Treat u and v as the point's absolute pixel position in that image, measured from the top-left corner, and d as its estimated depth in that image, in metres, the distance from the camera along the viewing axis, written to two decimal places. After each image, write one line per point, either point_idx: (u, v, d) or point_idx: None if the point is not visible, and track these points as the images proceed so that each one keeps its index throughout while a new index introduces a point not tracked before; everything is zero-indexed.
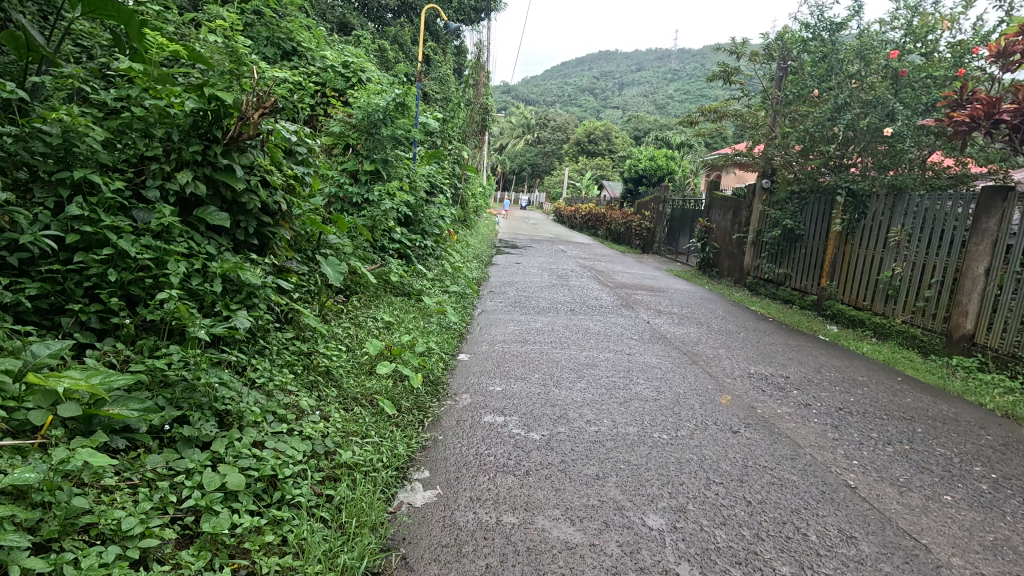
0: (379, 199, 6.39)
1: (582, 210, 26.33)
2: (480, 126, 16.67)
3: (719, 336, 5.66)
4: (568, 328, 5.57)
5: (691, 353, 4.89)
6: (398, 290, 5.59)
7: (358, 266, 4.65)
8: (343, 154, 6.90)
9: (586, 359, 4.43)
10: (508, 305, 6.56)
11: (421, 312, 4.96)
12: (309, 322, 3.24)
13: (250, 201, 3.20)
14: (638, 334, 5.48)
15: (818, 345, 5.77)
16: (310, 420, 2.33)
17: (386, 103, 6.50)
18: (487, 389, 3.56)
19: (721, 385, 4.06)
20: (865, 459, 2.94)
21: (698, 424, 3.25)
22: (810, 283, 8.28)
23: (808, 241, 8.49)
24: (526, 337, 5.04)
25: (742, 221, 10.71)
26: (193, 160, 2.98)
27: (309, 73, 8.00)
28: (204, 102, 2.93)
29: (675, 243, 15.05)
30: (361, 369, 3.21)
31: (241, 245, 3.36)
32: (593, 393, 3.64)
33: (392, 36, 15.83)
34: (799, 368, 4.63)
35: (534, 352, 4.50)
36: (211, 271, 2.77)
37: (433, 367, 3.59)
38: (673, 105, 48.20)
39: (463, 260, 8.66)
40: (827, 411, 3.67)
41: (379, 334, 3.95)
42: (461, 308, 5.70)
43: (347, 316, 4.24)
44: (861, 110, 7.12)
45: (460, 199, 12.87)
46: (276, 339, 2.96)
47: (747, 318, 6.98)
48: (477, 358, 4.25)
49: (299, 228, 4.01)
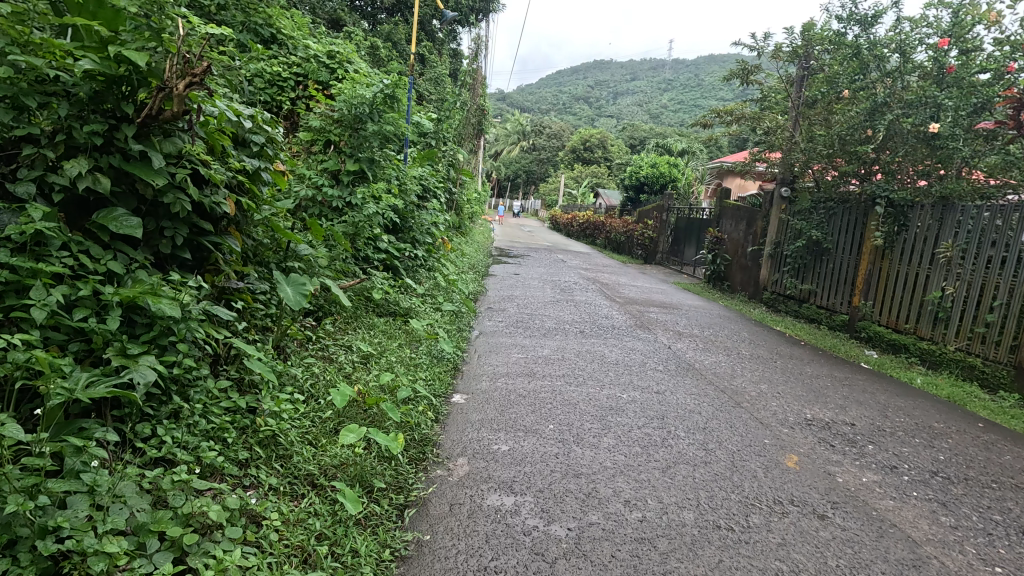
0: (363, 203, 5.60)
1: (579, 218, 25.61)
2: (475, 130, 15.93)
3: (754, 367, 4.88)
4: (580, 356, 4.77)
5: (729, 390, 4.11)
6: (380, 310, 4.79)
7: (331, 285, 3.84)
8: (323, 152, 6.11)
9: (609, 400, 3.63)
10: (509, 326, 5.75)
11: (407, 339, 4.15)
12: (254, 367, 2.42)
13: (175, 204, 2.38)
14: (663, 364, 4.69)
15: (866, 377, 5.02)
16: (224, 542, 1.51)
17: (371, 95, 5.77)
18: (491, 450, 2.75)
19: (779, 439, 3.26)
20: (1010, 564, 2.15)
21: (771, 503, 2.46)
22: (840, 301, 7.52)
23: (837, 254, 7.74)
24: (533, 368, 4.24)
25: (758, 232, 9.95)
26: (91, 145, 2.18)
27: (289, 63, 7.23)
28: (107, 65, 2.13)
29: (680, 254, 14.32)
30: (322, 431, 2.39)
31: (166, 262, 2.54)
32: (627, 454, 2.84)
33: (385, 35, 15.07)
34: (862, 413, 3.85)
35: (545, 391, 3.71)
36: (105, 300, 1.97)
37: (419, 422, 2.77)
38: (670, 114, 47.92)
39: (458, 272, 7.87)
40: (922, 478, 2.88)
41: (353, 373, 3.15)
42: (456, 331, 4.88)
43: (313, 349, 3.43)
44: (902, 112, 6.53)
45: (454, 205, 12.16)
46: (200, 394, 2.14)
47: (776, 342, 6.25)
48: (475, 400, 3.43)
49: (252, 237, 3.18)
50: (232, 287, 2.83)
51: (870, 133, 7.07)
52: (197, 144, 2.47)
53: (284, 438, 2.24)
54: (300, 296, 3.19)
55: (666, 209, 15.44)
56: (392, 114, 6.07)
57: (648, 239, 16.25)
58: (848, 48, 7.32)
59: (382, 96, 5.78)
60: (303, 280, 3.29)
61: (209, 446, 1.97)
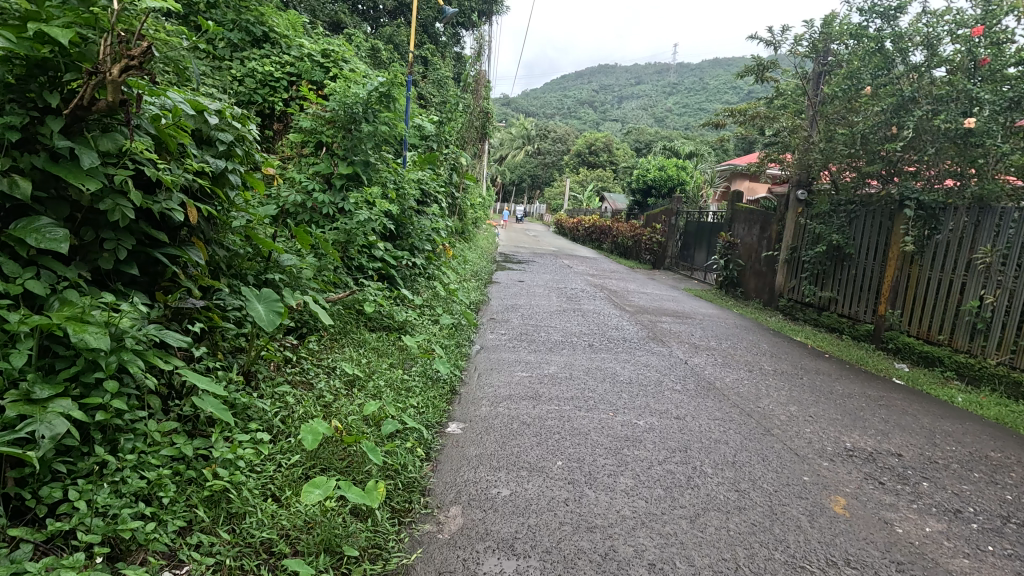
0: (355, 209, 5.23)
1: (585, 222, 25.20)
2: (479, 133, 15.60)
3: (781, 386, 4.46)
4: (590, 373, 4.37)
5: (757, 414, 3.69)
6: (372, 324, 4.42)
7: (309, 300, 3.46)
8: (315, 154, 5.78)
9: (624, 429, 3.23)
10: (513, 339, 5.36)
11: (400, 358, 3.78)
12: (206, 404, 2.03)
13: (114, 212, 2.02)
14: (681, 384, 4.28)
15: (903, 394, 4.60)
16: None
17: (366, 93, 5.46)
18: (488, 495, 2.37)
19: (820, 475, 2.85)
20: None
21: (824, 566, 2.05)
22: (863, 310, 7.09)
23: (859, 259, 7.30)
24: (539, 390, 3.85)
25: (773, 236, 9.51)
26: (8, 142, 1.83)
27: (282, 62, 6.92)
28: (25, 47, 1.77)
29: (690, 259, 13.87)
30: (287, 480, 2.01)
31: (108, 279, 2.18)
32: (649, 500, 2.44)
33: (387, 36, 14.76)
34: (908, 440, 3.43)
35: (552, 419, 3.32)
36: (11, 330, 1.62)
37: (406, 462, 2.39)
38: (676, 117, 47.54)
39: (460, 280, 7.50)
40: (993, 526, 2.47)
41: (334, 403, 2.77)
42: (454, 346, 4.51)
43: (290, 373, 3.05)
44: (931, 108, 6.13)
45: (457, 209, 11.80)
46: (133, 442, 1.77)
47: (799, 354, 5.83)
48: (472, 431, 3.04)
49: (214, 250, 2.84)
50: (190, 307, 2.46)
51: (896, 130, 6.68)
52: (145, 140, 2.13)
53: (239, 493, 1.85)
54: (273, 314, 2.78)
55: (675, 212, 15.03)
56: (387, 113, 5.75)
57: (656, 244, 15.79)
58: (871, 43, 6.95)
59: (377, 94, 5.50)
60: (276, 296, 2.87)
61: (137, 510, 1.59)
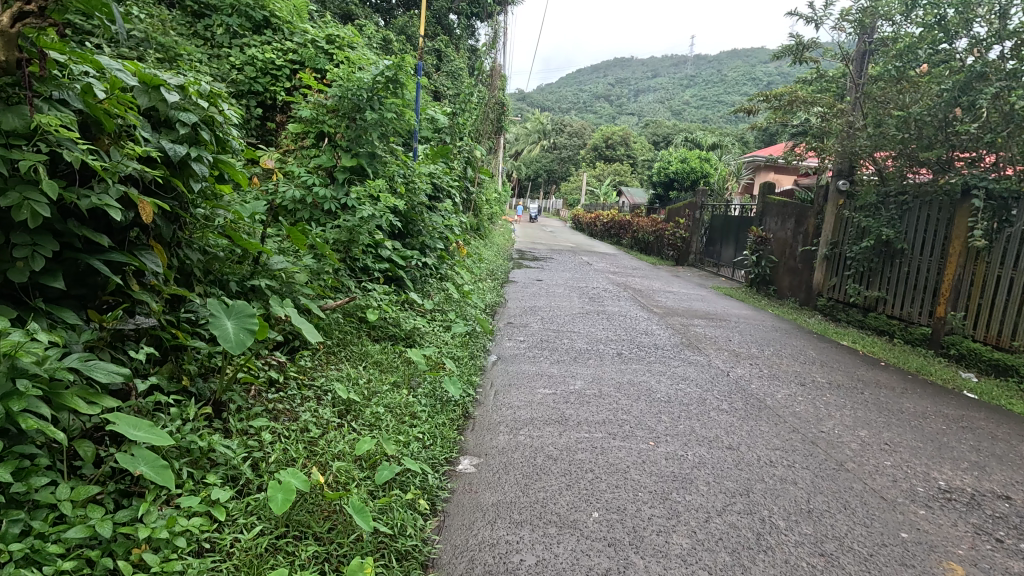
0: (358, 204, 4.75)
1: (603, 218, 24.49)
2: (495, 127, 15.08)
3: (842, 403, 3.88)
4: (621, 389, 3.84)
5: (823, 442, 3.13)
6: (377, 333, 3.94)
7: (287, 311, 2.82)
8: (316, 146, 5.34)
9: (670, 466, 2.69)
10: (533, 348, 4.83)
11: (405, 376, 3.30)
12: (136, 462, 1.54)
13: (20, 208, 1.56)
14: (727, 402, 3.73)
15: (984, 412, 3.99)
16: None
17: (371, 79, 5.01)
18: (508, 564, 1.87)
19: (920, 528, 2.30)
20: None
21: None
22: (919, 311, 6.44)
23: (912, 254, 6.65)
24: (564, 412, 3.32)
25: (810, 231, 8.86)
26: None
27: (285, 49, 6.50)
28: None
29: (717, 255, 13.21)
30: (243, 563, 1.53)
31: (25, 295, 1.73)
32: (713, 570, 1.92)
33: (399, 28, 14.24)
34: (1014, 477, 2.85)
35: (582, 451, 2.79)
36: None
37: (406, 523, 1.90)
38: (694, 110, 46.61)
39: (475, 280, 7.01)
40: None
41: (320, 441, 2.29)
42: (467, 359, 4.01)
43: (272, 400, 2.57)
44: (1004, 85, 5.50)
45: (472, 205, 11.32)
46: (25, 524, 1.32)
47: (853, 363, 5.22)
48: (487, 470, 2.53)
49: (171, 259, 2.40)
50: (132, 329, 2.01)
51: (959, 112, 6.04)
52: (64, 115, 1.68)
53: None
54: (244, 332, 2.26)
55: (699, 206, 14.39)
56: (395, 100, 5.26)
57: (680, 239, 15.12)
58: (930, 15, 6.29)
59: (382, 79, 5.02)
60: (250, 309, 2.34)
61: None
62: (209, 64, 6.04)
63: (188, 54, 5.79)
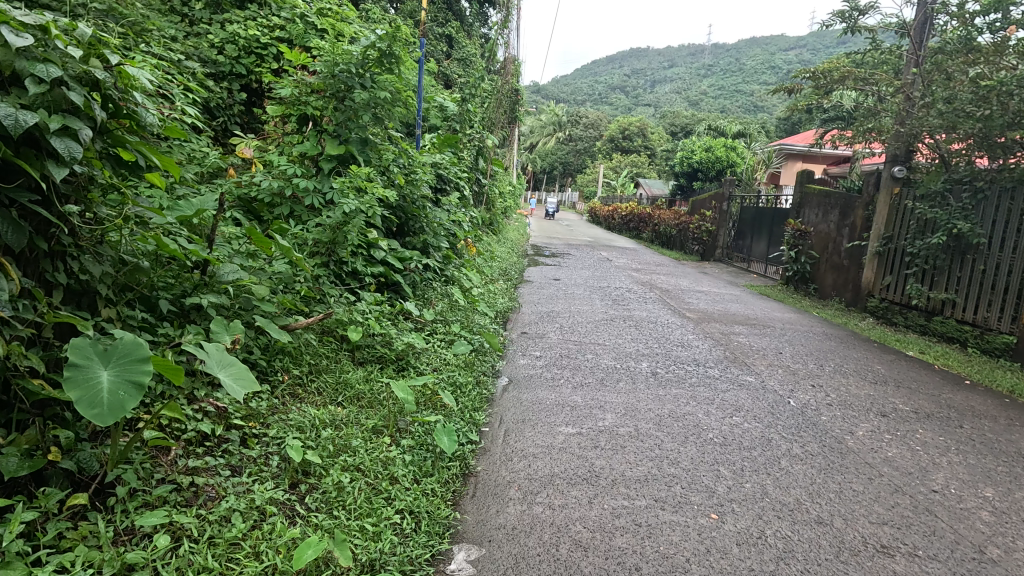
0: (343, 198, 4.01)
1: (622, 210, 23.51)
2: (511, 117, 14.25)
3: (943, 444, 3.08)
4: (662, 426, 3.06)
5: (942, 511, 2.35)
6: (360, 356, 3.21)
7: (200, 351, 2.00)
8: (300, 132, 4.63)
9: (746, 560, 1.93)
10: (551, 367, 4.07)
11: (389, 418, 2.57)
12: None
13: None
14: (799, 443, 2.95)
15: None
16: None
17: (359, 52, 4.27)
18: None
19: None
20: None
21: None
22: (999, 317, 5.56)
23: (988, 250, 5.75)
24: (593, 464, 2.57)
25: (858, 223, 7.94)
26: None
27: (271, 24, 5.79)
28: None
29: (748, 250, 12.27)
30: None
31: None
32: None
33: (408, 12, 13.41)
34: None
35: (621, 533, 2.03)
36: None
37: None
38: (712, 99, 45.21)
39: (484, 282, 6.27)
40: None
41: (245, 545, 1.58)
42: (470, 386, 3.28)
43: (194, 470, 1.87)
44: None
45: (484, 198, 10.56)
46: None
47: (933, 382, 4.39)
48: (490, 573, 1.79)
49: (45, 278, 1.72)
50: None
51: None
52: None
53: None
54: (126, 389, 1.55)
55: (727, 198, 13.44)
56: (389, 77, 4.51)
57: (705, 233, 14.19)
58: None
59: (375, 52, 4.26)
60: (142, 355, 1.62)
61: None
62: (182, 43, 5.37)
63: (158, 30, 5.14)
